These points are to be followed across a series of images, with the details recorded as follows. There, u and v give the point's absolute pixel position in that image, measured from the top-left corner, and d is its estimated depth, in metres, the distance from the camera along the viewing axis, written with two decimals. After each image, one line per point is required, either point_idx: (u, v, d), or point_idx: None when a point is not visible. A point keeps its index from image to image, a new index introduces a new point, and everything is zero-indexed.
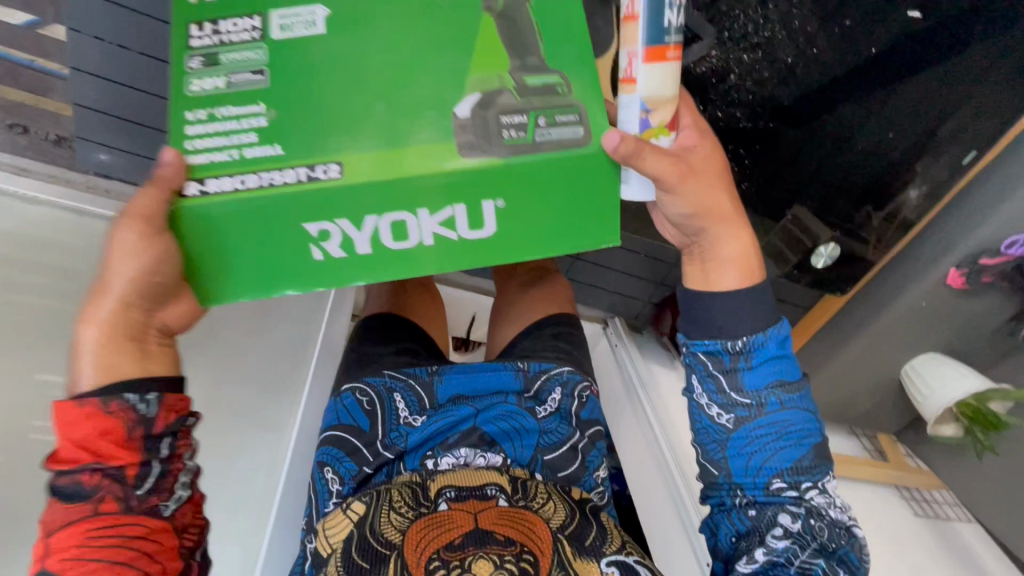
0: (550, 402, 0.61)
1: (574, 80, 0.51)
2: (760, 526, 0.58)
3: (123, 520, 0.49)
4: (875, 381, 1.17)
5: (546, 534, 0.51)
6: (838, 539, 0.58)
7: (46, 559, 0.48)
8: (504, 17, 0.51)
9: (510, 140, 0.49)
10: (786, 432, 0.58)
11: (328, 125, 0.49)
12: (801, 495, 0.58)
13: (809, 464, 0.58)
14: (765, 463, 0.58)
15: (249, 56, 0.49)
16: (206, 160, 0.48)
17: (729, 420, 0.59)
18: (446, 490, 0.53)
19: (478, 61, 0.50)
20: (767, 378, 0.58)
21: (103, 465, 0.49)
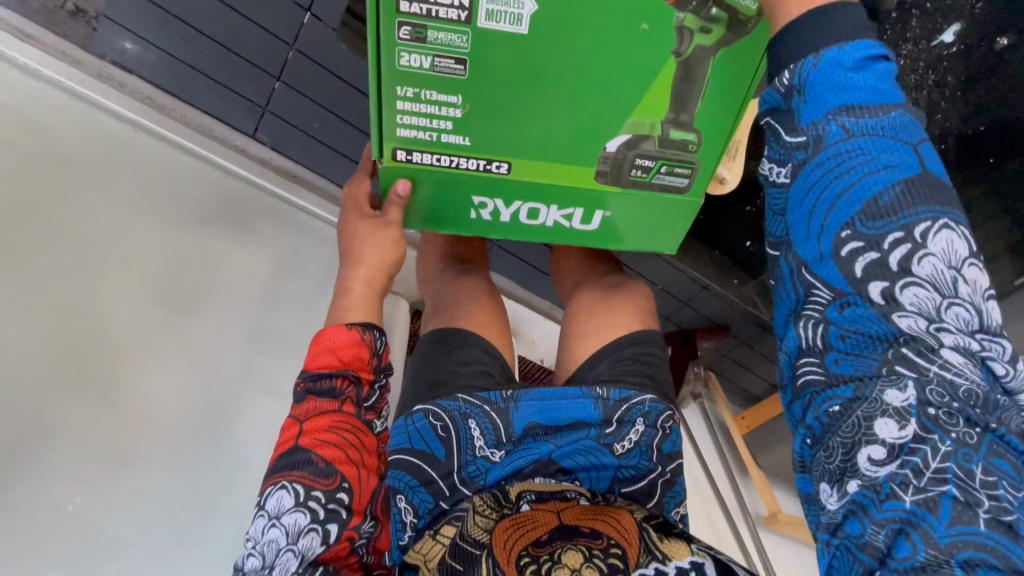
0: (631, 436, 0.48)
1: (709, 138, 0.46)
2: (859, 402, 0.32)
3: (356, 425, 0.49)
4: None
5: (631, 521, 0.43)
6: (979, 398, 0.30)
7: (293, 442, 0.47)
8: (688, 62, 0.42)
9: (632, 179, 0.48)
10: (868, 162, 0.33)
11: (527, 131, 0.45)
12: (897, 314, 0.32)
13: (905, 211, 0.32)
14: (830, 216, 0.34)
15: (455, 40, 0.40)
16: (407, 137, 0.45)
17: (784, 173, 0.37)
18: (525, 492, 0.45)
19: (655, 93, 0.44)
20: (833, 103, 0.34)
21: (355, 373, 0.51)
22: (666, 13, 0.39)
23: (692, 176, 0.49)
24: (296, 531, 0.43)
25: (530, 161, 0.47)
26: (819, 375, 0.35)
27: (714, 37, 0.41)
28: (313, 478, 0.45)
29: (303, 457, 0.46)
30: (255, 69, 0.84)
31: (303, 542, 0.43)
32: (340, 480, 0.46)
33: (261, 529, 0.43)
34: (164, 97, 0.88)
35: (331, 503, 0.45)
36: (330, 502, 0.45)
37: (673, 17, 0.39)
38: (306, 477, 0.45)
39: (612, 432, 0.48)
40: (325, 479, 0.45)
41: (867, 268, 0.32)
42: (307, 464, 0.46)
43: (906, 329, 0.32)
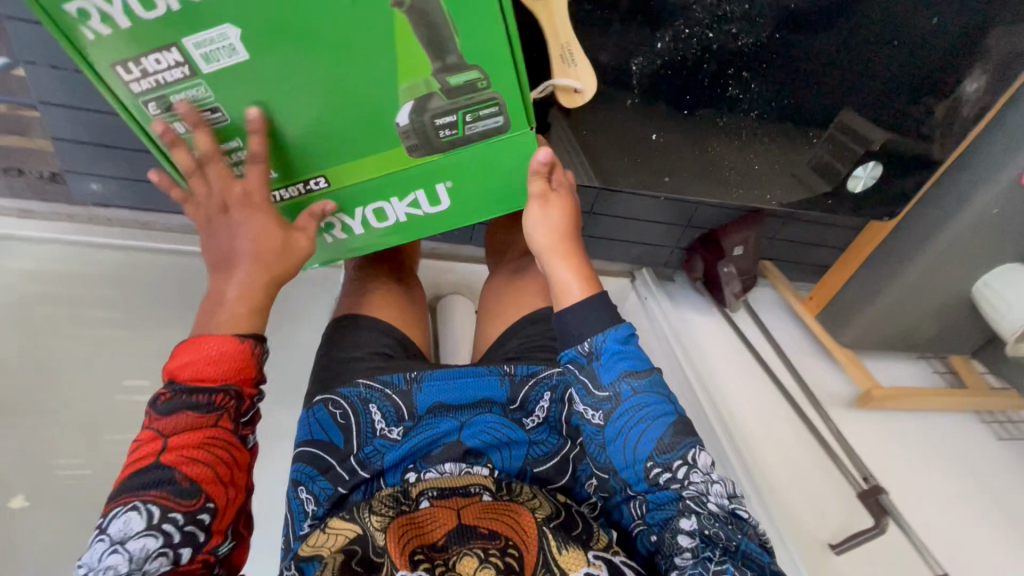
0: (537, 413, 0.63)
1: (493, 67, 0.43)
2: (664, 547, 0.53)
3: (228, 445, 0.51)
4: (941, 304, 1.04)
5: (532, 524, 0.54)
6: (736, 532, 0.51)
7: (154, 459, 0.48)
8: (415, 7, 0.38)
9: (446, 141, 0.47)
10: (647, 419, 0.54)
11: (314, 143, 0.46)
12: (681, 485, 0.53)
13: (676, 446, 0.54)
14: (637, 447, 0.54)
15: (197, 95, 0.42)
16: None
17: (597, 417, 0.55)
18: (430, 490, 0.57)
19: (405, 55, 0.41)
20: (618, 370, 0.55)
21: (235, 389, 0.51)
22: None
23: (505, 113, 0.46)
24: (144, 553, 0.45)
25: (339, 164, 0.48)
26: (644, 525, 0.56)
27: None
28: (174, 499, 0.47)
29: (168, 474, 0.47)
30: None
31: (150, 566, 0.45)
32: (202, 501, 0.48)
33: (102, 553, 0.44)
34: (144, 215, 1.00)
35: (188, 524, 0.47)
36: (187, 523, 0.47)
37: None
38: (167, 495, 0.47)
39: (597, 400, 0.55)
40: (187, 501, 0.48)
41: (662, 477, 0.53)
42: (168, 483, 0.47)
43: (686, 493, 0.52)
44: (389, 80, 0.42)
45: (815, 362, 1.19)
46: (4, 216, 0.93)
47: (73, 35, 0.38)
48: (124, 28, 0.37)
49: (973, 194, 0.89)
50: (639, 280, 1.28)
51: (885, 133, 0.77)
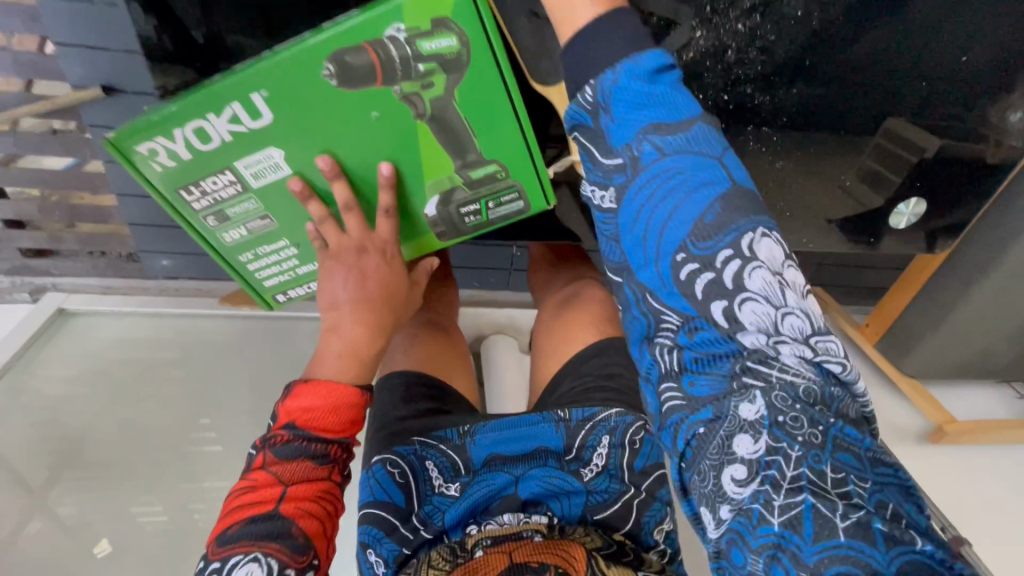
0: (595, 461, 0.63)
1: (510, 159, 0.46)
2: (710, 449, 0.38)
3: (335, 497, 0.51)
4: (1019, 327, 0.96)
5: (582, 551, 0.54)
6: (819, 403, 0.36)
7: (274, 506, 0.47)
8: (435, 118, 0.42)
9: (471, 224, 0.50)
10: (681, 192, 0.39)
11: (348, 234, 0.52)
12: (740, 331, 0.38)
13: (723, 228, 0.38)
14: (665, 229, 0.40)
15: (248, 206, 0.47)
16: (274, 281, 0.54)
17: (609, 199, 0.43)
18: (483, 536, 0.56)
19: (429, 158, 0.45)
20: (639, 125, 0.40)
21: (348, 441, 0.52)
22: (381, 97, 0.41)
23: (525, 198, 0.49)
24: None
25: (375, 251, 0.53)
26: (681, 401, 0.39)
27: (440, 86, 0.41)
28: (293, 554, 0.46)
29: (286, 526, 0.47)
30: None
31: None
32: (311, 558, 0.47)
33: None
34: (208, 283, 1.09)
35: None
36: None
37: (392, 99, 0.41)
38: (282, 551, 0.45)
39: (608, 174, 0.42)
40: (301, 557, 0.46)
41: (703, 286, 0.38)
42: (287, 537, 0.46)
43: (749, 346, 0.37)
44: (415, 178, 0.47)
45: (876, 392, 1.13)
46: (89, 294, 1.05)
47: (140, 169, 0.43)
48: (187, 160, 0.43)
49: None
50: None
51: (938, 139, 0.74)
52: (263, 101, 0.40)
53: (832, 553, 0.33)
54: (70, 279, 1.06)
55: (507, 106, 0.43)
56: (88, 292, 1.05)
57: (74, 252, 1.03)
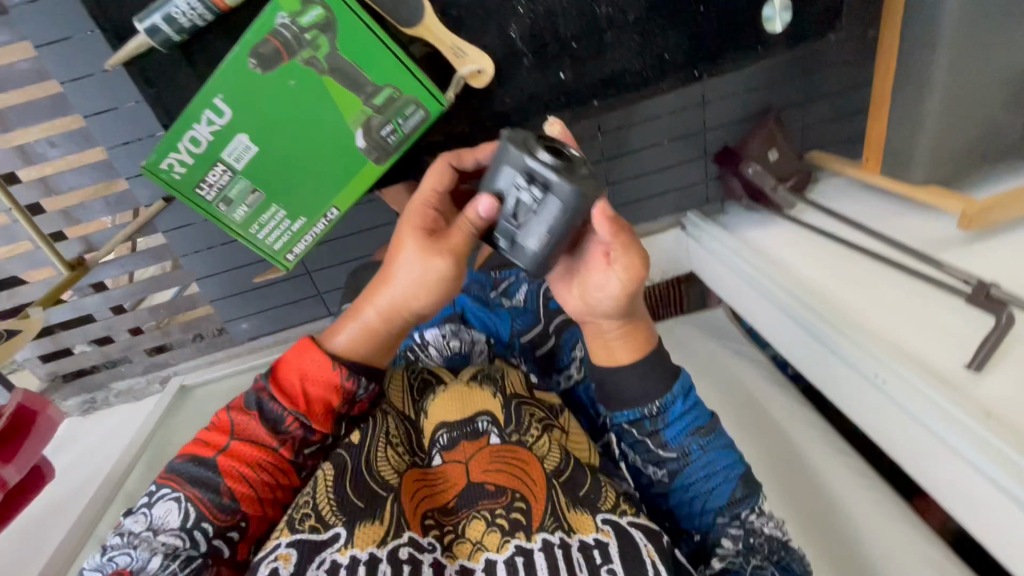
0: (518, 297, 1.06)
1: (398, 81, 0.61)
2: (709, 535, 0.77)
3: (274, 465, 0.71)
4: (1008, 93, 0.94)
5: (541, 477, 0.73)
6: (781, 552, 0.75)
7: (214, 455, 0.70)
8: (333, 70, 0.59)
9: (393, 141, 0.65)
10: (717, 467, 0.78)
11: (302, 187, 0.66)
12: (736, 525, 0.75)
13: (744, 496, 0.77)
14: (708, 504, 0.77)
15: (236, 183, 0.64)
16: (257, 242, 0.68)
17: (664, 473, 0.80)
18: (440, 432, 0.79)
19: (341, 98, 0.61)
20: (684, 435, 0.78)
21: (304, 421, 0.72)
22: (288, 67, 0.58)
23: (421, 106, 0.63)
24: (169, 542, 0.66)
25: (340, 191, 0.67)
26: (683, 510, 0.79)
27: (325, 46, 0.58)
28: (211, 510, 0.67)
29: (223, 477, 0.69)
30: (293, 279, 1.24)
31: (170, 554, 0.65)
32: (235, 520, 0.69)
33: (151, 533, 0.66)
34: (279, 334, 1.32)
35: (212, 532, 0.67)
36: (213, 530, 0.67)
37: (297, 65, 0.58)
38: (211, 498, 0.67)
39: (666, 456, 0.79)
40: (215, 510, 0.67)
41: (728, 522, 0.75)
42: (213, 490, 0.68)
43: (745, 521, 0.75)
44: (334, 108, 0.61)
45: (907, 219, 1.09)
46: (198, 369, 1.32)
47: (159, 177, 0.62)
48: (193, 163, 0.62)
49: None
50: (687, 224, 1.32)
51: None
52: (223, 103, 0.59)
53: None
54: (186, 365, 1.33)
55: (376, 42, 0.59)
56: (196, 369, 1.32)
57: (181, 341, 1.30)
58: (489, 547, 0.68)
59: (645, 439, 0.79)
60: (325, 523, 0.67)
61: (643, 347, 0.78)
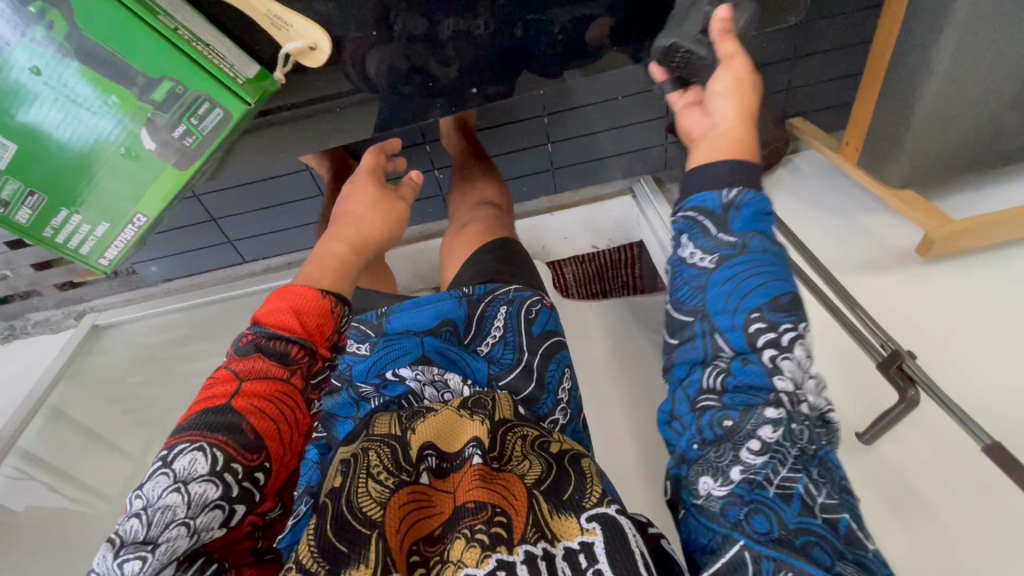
0: (495, 330, 0.67)
1: (177, 72, 0.47)
2: (732, 435, 0.43)
3: (295, 399, 0.47)
4: (1015, 91, 0.75)
5: (522, 490, 0.46)
6: (820, 440, 0.43)
7: (227, 400, 0.44)
8: (84, 54, 0.45)
9: (194, 145, 0.52)
10: (775, 275, 0.44)
11: (102, 193, 0.55)
12: (778, 374, 0.43)
13: (793, 309, 0.43)
14: (744, 300, 0.44)
15: (11, 186, 0.52)
16: (68, 249, 0.58)
17: (710, 260, 0.45)
18: (428, 450, 0.51)
19: (109, 96, 0.48)
20: (755, 226, 0.45)
21: (312, 345, 0.49)
22: (21, 48, 0.44)
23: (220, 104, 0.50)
24: (195, 501, 0.40)
25: (145, 198, 0.56)
26: (713, 401, 0.44)
27: (60, 24, 0.43)
28: (239, 449, 0.42)
29: (233, 421, 0.43)
30: (199, 224, 1.13)
31: (201, 518, 0.39)
32: (262, 459, 0.43)
33: (161, 491, 0.39)
34: (196, 277, 1.26)
35: (245, 481, 0.42)
36: (244, 479, 0.42)
37: (33, 47, 0.44)
38: (232, 442, 0.42)
39: (717, 243, 0.45)
40: (250, 454, 0.42)
41: (766, 341, 0.43)
42: (233, 430, 0.43)
43: (785, 389, 0.43)
44: (114, 114, 0.49)
45: (871, 220, 0.95)
46: (115, 306, 1.28)
47: None
48: None
49: None
50: (637, 192, 1.17)
51: None
52: None
53: (805, 527, 0.40)
54: (102, 301, 1.28)
55: (130, 18, 0.44)
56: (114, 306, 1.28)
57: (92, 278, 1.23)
58: (465, 568, 0.40)
59: (698, 222, 0.47)
60: (297, 570, 0.40)
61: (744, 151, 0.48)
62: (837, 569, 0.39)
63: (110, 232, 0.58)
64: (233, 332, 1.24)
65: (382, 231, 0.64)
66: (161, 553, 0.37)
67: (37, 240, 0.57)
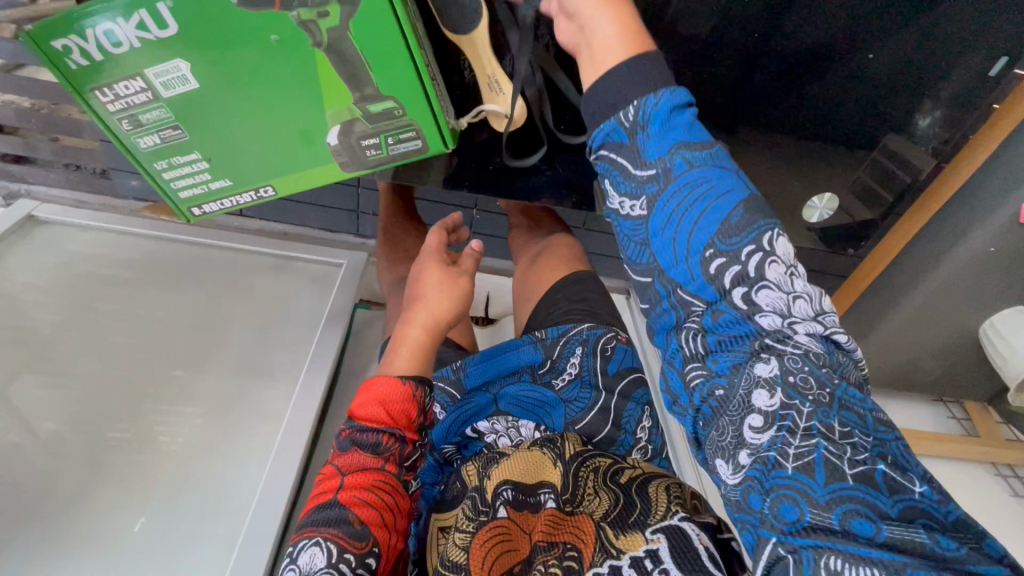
0: (570, 369, 0.68)
1: (407, 99, 0.49)
2: (731, 406, 0.42)
3: (392, 485, 0.52)
4: (941, 345, 1.00)
5: (591, 525, 0.51)
6: (829, 380, 0.40)
7: (334, 494, 0.50)
8: (332, 47, 0.45)
9: (372, 158, 0.53)
10: (704, 199, 0.44)
11: (244, 157, 0.52)
12: (757, 315, 0.42)
13: (747, 228, 0.42)
14: (693, 235, 0.44)
15: (160, 114, 0.49)
16: (169, 187, 0.55)
17: (641, 208, 0.46)
18: (503, 486, 0.55)
19: (325, 90, 0.47)
20: (670, 142, 0.45)
21: (401, 432, 0.54)
22: (275, 20, 0.43)
23: (421, 136, 0.52)
24: None
25: (283, 177, 0.55)
26: (703, 372, 0.44)
27: (334, 17, 0.43)
28: (350, 539, 0.47)
29: (341, 513, 0.49)
30: None
31: None
32: (371, 544, 0.48)
33: None
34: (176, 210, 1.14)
35: (359, 568, 0.46)
36: (359, 566, 0.46)
37: (288, 24, 0.43)
38: (344, 534, 0.47)
39: (642, 183, 0.46)
40: (360, 543, 0.47)
41: (731, 279, 0.42)
42: (344, 522, 0.48)
43: (766, 328, 0.42)
44: (316, 106, 0.48)
45: None
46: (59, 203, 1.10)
47: (61, 67, 0.45)
48: (99, 60, 0.45)
49: (966, 229, 0.84)
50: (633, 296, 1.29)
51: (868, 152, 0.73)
52: (169, 12, 0.42)
53: (841, 496, 0.37)
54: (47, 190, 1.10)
55: (399, 42, 0.45)
56: (57, 202, 1.10)
57: (49, 164, 1.06)
58: None
59: (619, 163, 0.47)
60: None
61: (639, 41, 0.47)
62: (886, 537, 0.36)
63: (224, 190, 0.55)
64: (193, 278, 1.12)
65: (450, 308, 0.65)
66: None
67: (143, 168, 0.53)
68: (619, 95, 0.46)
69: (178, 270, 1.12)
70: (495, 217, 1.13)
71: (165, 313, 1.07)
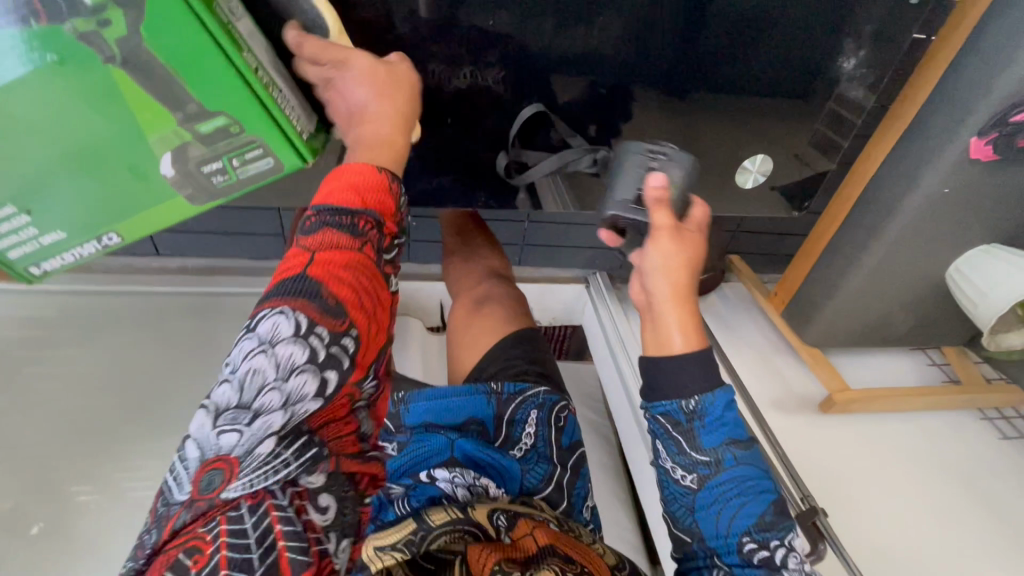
0: (526, 439, 0.71)
1: (241, 113, 0.43)
2: None
3: (369, 275, 0.47)
4: (910, 296, 0.95)
5: (602, 567, 0.57)
6: None
7: (304, 265, 0.44)
8: (130, 61, 0.38)
9: (221, 186, 0.46)
10: (743, 491, 0.54)
11: (72, 204, 0.44)
12: (771, 566, 0.52)
13: (777, 524, 0.53)
14: (731, 524, 0.53)
15: None
16: None
17: (692, 480, 0.55)
18: (504, 508, 0.59)
19: (137, 111, 0.40)
20: (721, 434, 0.55)
21: (378, 219, 0.48)
22: (42, 30, 0.35)
23: (272, 153, 0.47)
24: (294, 380, 0.42)
25: (129, 221, 0.47)
26: (720, 568, 0.54)
27: (118, 24, 0.36)
28: (324, 315, 0.43)
29: (307, 280, 0.43)
30: None
31: (295, 380, 0.42)
32: (349, 327, 0.44)
33: (251, 352, 0.42)
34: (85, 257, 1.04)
35: (334, 348, 0.43)
36: (334, 346, 0.43)
37: (64, 37, 0.35)
38: (315, 314, 0.43)
39: (695, 461, 0.55)
40: (336, 321, 0.44)
41: (759, 558, 0.52)
42: (314, 293, 0.43)
43: (778, 574, 0.52)
44: (135, 136, 0.42)
45: (783, 364, 1.12)
46: None
47: None
48: None
49: (919, 171, 0.79)
50: (592, 284, 1.20)
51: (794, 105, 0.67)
52: None
53: None
54: None
55: (211, 46, 0.39)
56: None
57: None
58: None
59: (670, 431, 0.56)
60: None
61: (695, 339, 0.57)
62: None
63: (60, 245, 0.47)
64: (113, 329, 1.02)
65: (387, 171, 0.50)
66: (258, 428, 0.40)
67: None
68: (682, 382, 0.56)
69: (94, 322, 1.02)
70: (432, 222, 1.06)
71: (84, 372, 0.97)
